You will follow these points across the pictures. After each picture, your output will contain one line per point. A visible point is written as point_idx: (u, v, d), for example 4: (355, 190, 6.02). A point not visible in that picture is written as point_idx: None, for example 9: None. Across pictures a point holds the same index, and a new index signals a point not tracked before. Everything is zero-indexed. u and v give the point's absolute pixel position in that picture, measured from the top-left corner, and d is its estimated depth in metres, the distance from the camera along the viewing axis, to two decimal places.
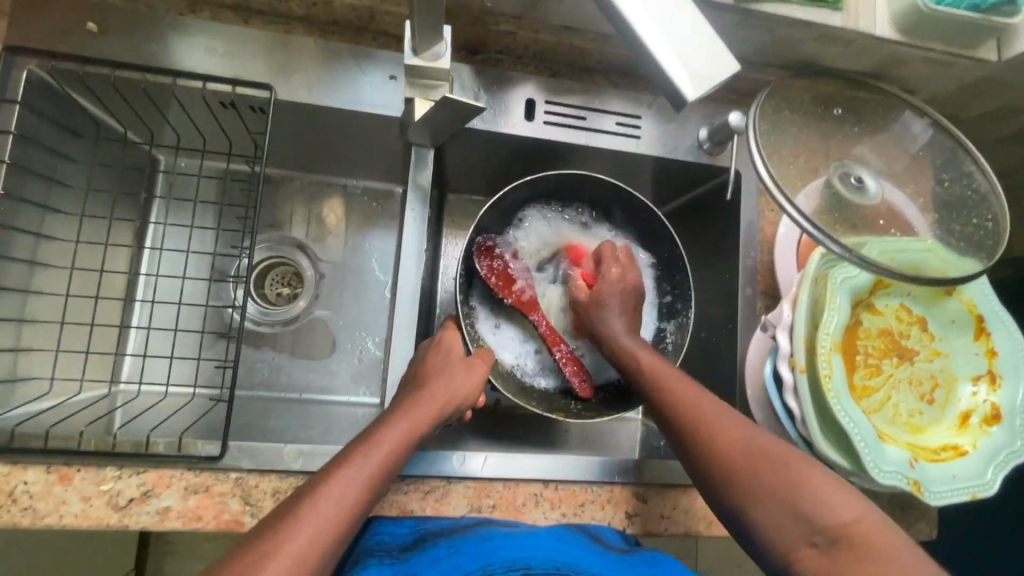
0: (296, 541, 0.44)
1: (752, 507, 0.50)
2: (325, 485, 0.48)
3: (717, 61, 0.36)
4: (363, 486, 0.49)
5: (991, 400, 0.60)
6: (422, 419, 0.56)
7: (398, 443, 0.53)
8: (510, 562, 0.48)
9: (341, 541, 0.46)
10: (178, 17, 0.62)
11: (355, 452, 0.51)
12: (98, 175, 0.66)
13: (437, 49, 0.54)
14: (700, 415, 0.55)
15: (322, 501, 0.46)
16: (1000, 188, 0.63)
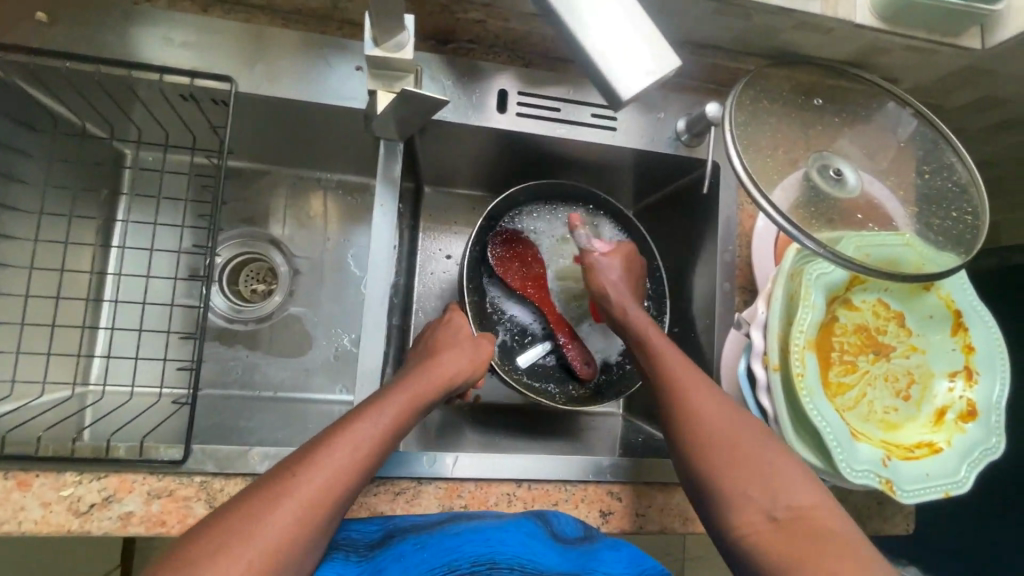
0: (313, 483, 0.45)
1: (712, 471, 0.51)
2: (343, 433, 0.49)
3: (658, 62, 0.41)
4: (379, 440, 0.50)
5: (968, 396, 0.59)
6: (433, 386, 0.58)
7: (412, 404, 0.55)
8: (475, 558, 0.50)
9: (350, 492, 0.47)
10: (134, 6, 0.60)
11: (370, 406, 0.52)
12: (56, 171, 0.64)
13: (399, 39, 0.52)
14: (685, 383, 0.56)
15: (341, 449, 0.47)
16: (980, 179, 0.63)
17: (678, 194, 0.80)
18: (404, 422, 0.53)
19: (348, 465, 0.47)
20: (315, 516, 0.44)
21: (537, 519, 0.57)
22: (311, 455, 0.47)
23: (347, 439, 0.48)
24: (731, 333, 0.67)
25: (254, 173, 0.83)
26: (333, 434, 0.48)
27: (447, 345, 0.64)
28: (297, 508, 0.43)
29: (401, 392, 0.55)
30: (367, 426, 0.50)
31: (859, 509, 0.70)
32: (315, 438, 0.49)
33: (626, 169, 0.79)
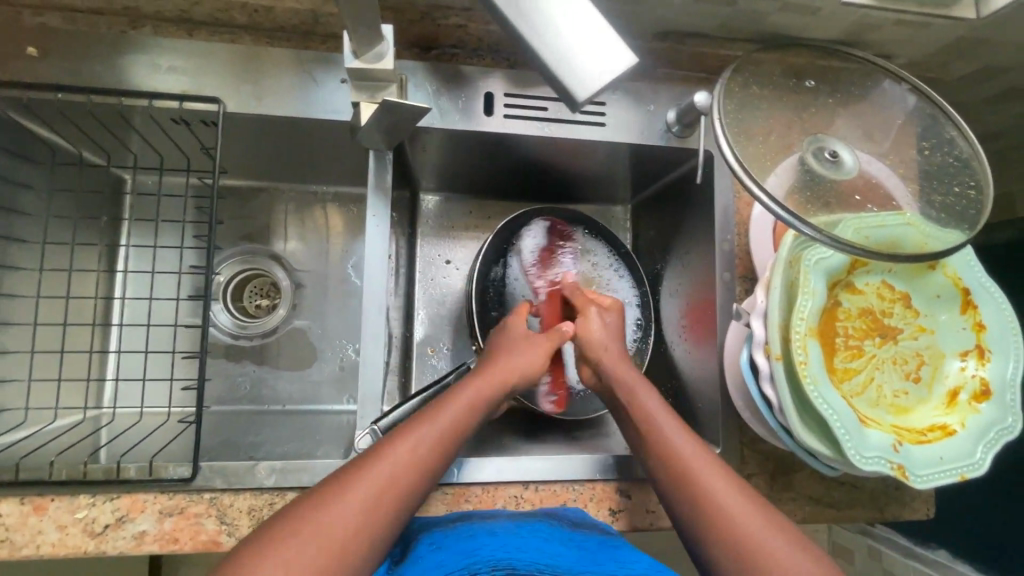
0: (362, 501, 0.44)
1: (714, 523, 0.49)
2: (395, 449, 0.48)
3: (612, 56, 0.36)
4: (431, 456, 0.49)
5: (980, 375, 0.58)
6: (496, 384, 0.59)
7: (477, 404, 0.55)
8: (494, 561, 0.47)
9: (420, 486, 0.48)
10: (120, 34, 0.61)
11: (425, 418, 0.51)
12: (57, 202, 0.65)
13: (379, 49, 0.52)
14: (682, 444, 0.54)
15: (392, 465, 0.47)
16: (983, 153, 0.61)
17: (676, 184, 0.79)
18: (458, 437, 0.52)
19: (399, 482, 0.46)
20: (364, 537, 0.43)
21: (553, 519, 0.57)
22: (362, 473, 0.46)
23: (396, 456, 0.47)
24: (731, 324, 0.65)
25: (251, 191, 0.84)
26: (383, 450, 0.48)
27: (511, 347, 0.64)
28: (347, 527, 0.42)
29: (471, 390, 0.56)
30: (420, 438, 0.49)
31: (877, 496, 0.69)
32: (364, 455, 0.48)
33: (621, 164, 0.78)
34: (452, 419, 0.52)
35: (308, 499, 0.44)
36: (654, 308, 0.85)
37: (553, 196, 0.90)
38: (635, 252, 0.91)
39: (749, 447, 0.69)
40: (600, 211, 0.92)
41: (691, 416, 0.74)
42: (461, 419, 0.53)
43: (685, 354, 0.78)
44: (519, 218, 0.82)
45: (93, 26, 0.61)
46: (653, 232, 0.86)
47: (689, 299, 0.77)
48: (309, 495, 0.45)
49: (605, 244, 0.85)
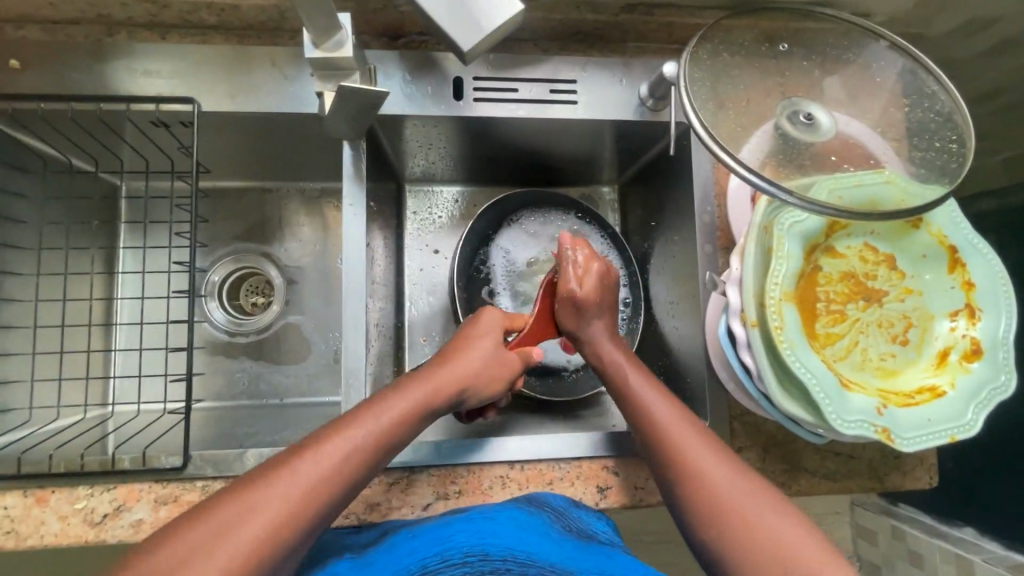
0: (239, 538, 0.41)
1: (682, 478, 0.51)
2: (288, 472, 0.44)
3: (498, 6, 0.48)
4: (330, 481, 0.45)
5: (971, 334, 0.56)
6: (442, 392, 0.54)
7: (409, 413, 0.51)
8: (467, 549, 0.50)
9: (330, 501, 0.45)
10: (96, 43, 0.63)
11: (335, 432, 0.47)
12: (51, 209, 0.68)
13: (338, 38, 0.52)
14: (689, 446, 0.53)
15: (279, 493, 0.43)
16: (965, 106, 0.59)
17: (657, 160, 0.78)
18: (371, 455, 0.48)
19: (283, 513, 0.42)
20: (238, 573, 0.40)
21: (547, 506, 0.58)
22: (245, 499, 0.43)
23: (289, 481, 0.44)
24: (712, 296, 0.64)
25: (240, 191, 0.86)
26: (277, 465, 0.45)
27: (464, 345, 0.58)
28: (219, 567, 0.39)
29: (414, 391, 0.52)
30: (319, 459, 0.45)
31: (875, 465, 0.68)
32: (259, 469, 0.45)
33: (600, 143, 0.78)
34: (367, 433, 0.48)
35: (199, 513, 0.42)
36: (643, 287, 0.84)
37: (538, 180, 0.89)
38: (624, 232, 0.91)
39: (739, 420, 0.67)
40: (586, 193, 0.92)
41: (681, 392, 0.73)
42: (376, 432, 0.49)
43: (674, 330, 0.77)
44: (509, 199, 0.83)
45: (72, 37, 0.64)
46: (639, 210, 0.85)
47: (676, 275, 0.76)
48: (193, 516, 0.42)
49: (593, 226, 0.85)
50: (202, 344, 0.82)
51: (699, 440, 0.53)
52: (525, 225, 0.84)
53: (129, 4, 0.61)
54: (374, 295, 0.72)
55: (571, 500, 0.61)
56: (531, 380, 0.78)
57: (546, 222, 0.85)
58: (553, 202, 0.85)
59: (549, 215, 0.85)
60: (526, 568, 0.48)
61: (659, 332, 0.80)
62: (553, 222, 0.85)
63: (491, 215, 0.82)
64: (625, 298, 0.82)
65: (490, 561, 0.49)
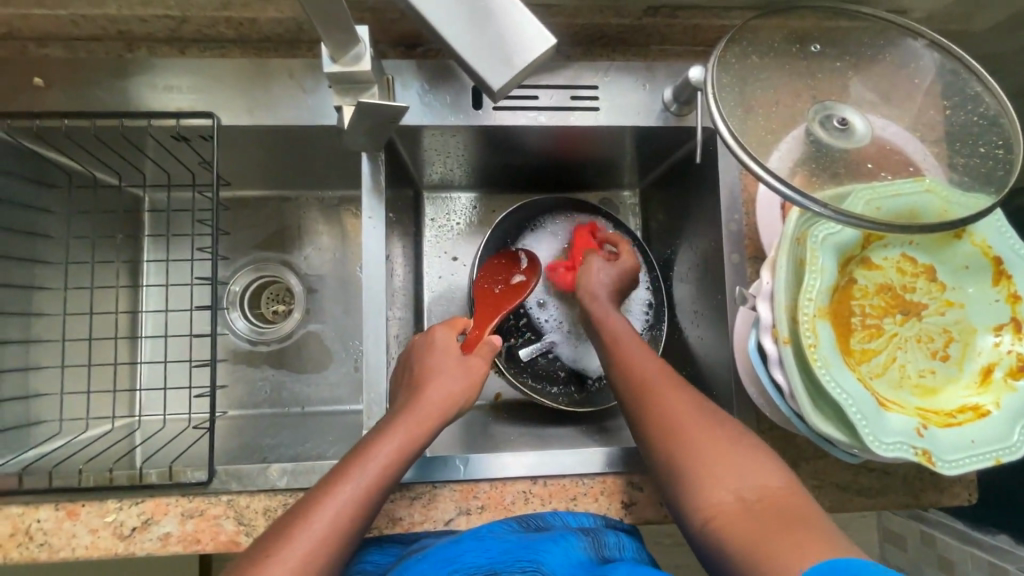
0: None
1: (651, 413, 0.54)
2: (308, 517, 0.46)
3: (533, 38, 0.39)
4: (350, 516, 0.47)
5: (1017, 350, 0.53)
6: (428, 421, 0.55)
7: (401, 452, 0.52)
8: (474, 568, 0.49)
9: (338, 552, 0.46)
10: (116, 59, 0.63)
11: (347, 473, 0.49)
12: (77, 224, 0.69)
13: (356, 51, 0.52)
14: (656, 384, 0.56)
15: (302, 540, 0.44)
16: (1012, 108, 0.56)
17: (681, 165, 0.76)
18: (383, 483, 0.50)
19: (309, 554, 0.44)
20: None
21: (569, 529, 0.56)
22: (270, 548, 0.44)
23: (310, 524, 0.45)
24: (739, 310, 0.62)
25: (259, 201, 0.86)
26: (297, 512, 0.46)
27: (440, 351, 0.61)
28: None
29: (399, 429, 0.53)
30: (336, 499, 0.47)
31: (910, 481, 0.65)
32: (282, 520, 0.47)
33: (621, 148, 0.76)
34: (376, 466, 0.50)
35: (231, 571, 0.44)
36: (665, 294, 0.82)
37: (556, 186, 0.88)
38: (645, 237, 0.89)
39: (768, 434, 0.66)
40: (607, 197, 0.90)
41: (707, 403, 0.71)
42: (385, 464, 0.50)
43: (699, 340, 0.75)
44: (528, 206, 0.81)
45: (92, 53, 0.64)
46: (662, 215, 0.83)
47: (701, 282, 0.74)
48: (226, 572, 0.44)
49: (614, 232, 0.83)
50: (225, 353, 0.83)
51: (663, 381, 0.56)
52: (546, 232, 0.83)
53: (148, 19, 0.61)
54: (393, 306, 0.72)
55: (599, 517, 0.60)
56: (552, 390, 0.78)
57: (566, 229, 0.83)
58: (575, 208, 0.83)
59: (569, 221, 0.83)
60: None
61: (683, 341, 0.79)
62: (573, 228, 0.83)
63: (512, 222, 0.81)
64: (647, 308, 0.81)
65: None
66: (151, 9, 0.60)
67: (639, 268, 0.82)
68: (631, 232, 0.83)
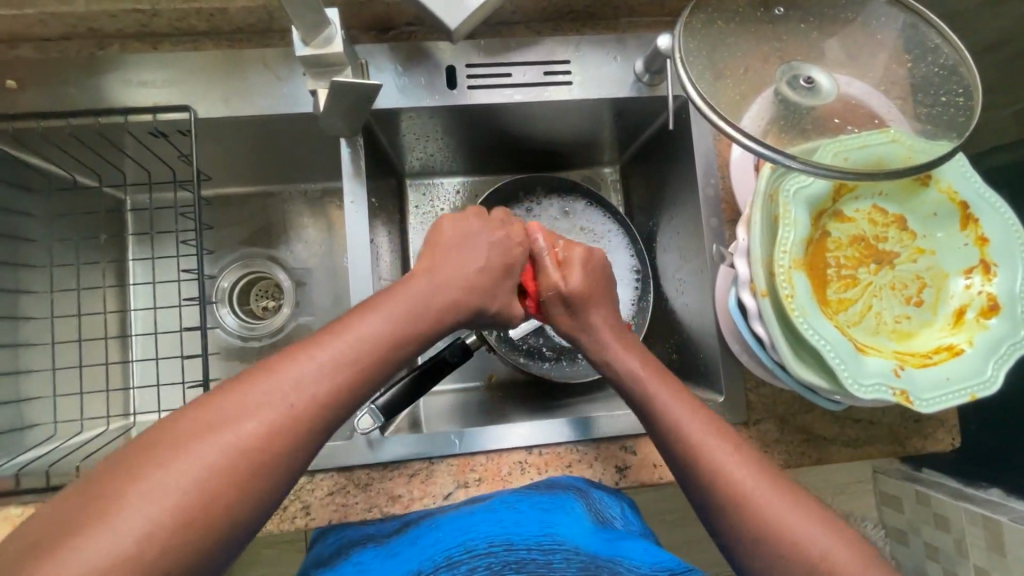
0: (211, 461, 0.38)
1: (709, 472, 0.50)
2: (271, 394, 0.41)
3: None
4: (304, 409, 0.42)
5: (987, 290, 0.54)
6: (423, 317, 0.49)
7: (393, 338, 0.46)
8: (492, 539, 0.52)
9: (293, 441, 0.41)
10: (89, 57, 0.63)
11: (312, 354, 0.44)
12: (60, 226, 0.69)
13: (326, 33, 0.52)
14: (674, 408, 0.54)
15: (257, 420, 0.40)
16: (971, 58, 0.58)
17: (657, 136, 0.77)
18: (355, 395, 0.44)
19: (262, 436, 0.40)
20: (214, 499, 0.37)
21: (570, 491, 0.58)
22: (220, 414, 0.40)
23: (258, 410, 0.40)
24: (720, 270, 0.64)
25: (243, 197, 0.86)
26: (246, 384, 0.42)
27: (469, 263, 0.53)
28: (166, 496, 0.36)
29: (388, 320, 0.47)
30: (281, 390, 0.42)
31: (895, 429, 0.67)
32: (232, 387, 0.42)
33: (598, 123, 0.77)
34: (351, 348, 0.44)
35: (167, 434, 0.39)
36: (651, 265, 0.83)
37: (536, 167, 0.88)
38: (628, 213, 0.90)
39: (755, 392, 0.67)
40: (588, 175, 0.91)
41: (695, 368, 0.73)
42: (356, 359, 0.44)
43: (685, 307, 0.76)
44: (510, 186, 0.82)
45: (64, 52, 0.64)
46: (643, 189, 0.84)
47: (684, 250, 0.75)
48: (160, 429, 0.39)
49: (595, 209, 0.84)
50: (217, 350, 0.83)
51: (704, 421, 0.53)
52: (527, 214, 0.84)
53: (118, 15, 0.61)
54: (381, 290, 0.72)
55: (592, 483, 0.62)
56: (544, 366, 0.79)
57: (548, 209, 0.85)
58: (555, 187, 0.85)
59: (549, 201, 0.85)
60: (550, 556, 0.50)
61: (670, 311, 0.80)
62: (554, 208, 0.85)
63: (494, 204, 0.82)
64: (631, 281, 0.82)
65: (514, 551, 0.51)
66: (122, 4, 0.60)
67: (622, 243, 0.83)
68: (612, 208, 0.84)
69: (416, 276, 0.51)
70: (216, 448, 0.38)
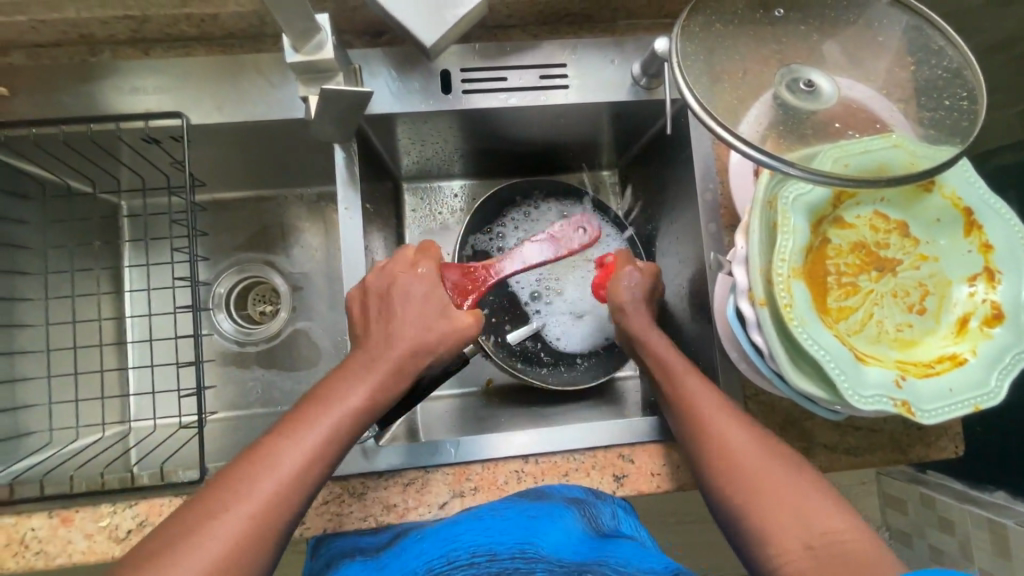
0: (216, 540, 0.43)
1: (720, 446, 0.53)
2: (267, 465, 0.46)
3: None
4: (298, 477, 0.47)
5: (991, 298, 0.53)
6: (395, 371, 0.52)
7: (368, 399, 0.51)
8: (474, 549, 0.53)
9: (292, 509, 0.46)
10: (80, 63, 0.63)
11: (297, 427, 0.48)
12: (54, 233, 0.69)
13: (317, 40, 0.51)
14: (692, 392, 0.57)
15: (253, 499, 0.45)
16: (975, 60, 0.56)
17: (656, 139, 0.76)
18: (339, 451, 0.49)
19: (258, 514, 0.45)
20: (228, 574, 0.43)
21: (566, 501, 0.58)
22: (218, 497, 0.45)
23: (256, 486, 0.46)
24: (718, 277, 0.63)
25: (239, 202, 0.86)
26: (241, 466, 0.46)
27: (407, 309, 0.55)
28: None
29: (362, 382, 0.51)
30: (274, 464, 0.46)
31: (898, 436, 0.66)
32: (233, 467, 0.47)
33: (595, 126, 0.76)
34: (333, 416, 0.49)
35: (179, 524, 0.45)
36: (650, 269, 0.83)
37: (534, 170, 0.88)
38: (627, 216, 0.89)
39: (755, 400, 0.66)
40: (586, 178, 0.90)
41: None
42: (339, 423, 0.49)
43: (684, 312, 0.75)
44: (507, 190, 0.82)
45: (56, 59, 0.64)
46: (641, 192, 0.83)
47: (684, 255, 0.74)
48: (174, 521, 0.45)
49: (593, 212, 0.83)
50: (214, 356, 0.83)
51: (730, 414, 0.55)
52: (524, 218, 0.84)
53: (109, 21, 0.61)
54: None
55: (590, 491, 0.61)
56: (542, 371, 0.78)
57: (545, 213, 0.84)
58: (552, 192, 0.84)
59: (547, 205, 0.84)
60: (532, 564, 0.52)
61: (669, 316, 0.79)
62: (552, 212, 0.84)
63: (490, 208, 0.82)
64: None
65: (497, 561, 0.52)
66: (112, 10, 0.60)
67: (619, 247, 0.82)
68: (610, 212, 0.83)
69: (381, 324, 0.54)
70: (222, 527, 0.44)
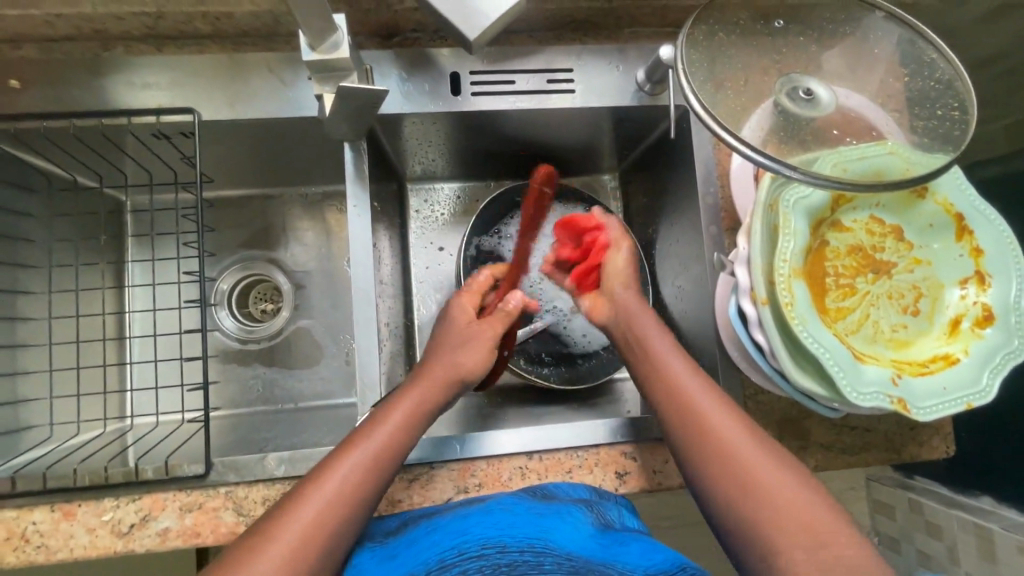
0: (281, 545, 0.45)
1: (704, 436, 0.53)
2: (327, 472, 0.50)
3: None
4: (357, 481, 0.51)
5: (982, 300, 0.55)
6: (435, 389, 0.61)
7: (413, 410, 0.57)
8: (484, 540, 0.50)
9: (348, 517, 0.49)
10: (93, 58, 0.63)
11: (358, 438, 0.54)
12: (60, 226, 0.69)
13: (333, 40, 0.53)
14: (675, 381, 0.58)
15: (311, 506, 0.48)
16: (966, 73, 0.58)
17: (657, 144, 0.78)
18: (390, 462, 0.53)
19: (314, 519, 0.47)
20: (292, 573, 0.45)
21: (573, 501, 0.57)
22: (280, 510, 0.48)
23: (320, 488, 0.49)
24: (720, 276, 0.65)
25: (243, 199, 0.86)
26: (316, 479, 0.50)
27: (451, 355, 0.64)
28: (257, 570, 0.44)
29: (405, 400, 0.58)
30: (339, 471, 0.50)
31: (891, 436, 0.68)
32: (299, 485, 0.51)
33: (598, 131, 0.78)
34: (389, 427, 0.55)
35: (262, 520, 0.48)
36: (650, 272, 0.84)
37: (538, 173, 0.89)
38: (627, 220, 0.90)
39: (753, 399, 0.67)
40: (588, 182, 0.91)
41: None
42: (392, 438, 0.54)
43: (684, 314, 0.77)
44: (511, 191, 0.83)
45: (68, 54, 0.64)
46: (642, 197, 0.85)
47: (684, 258, 0.76)
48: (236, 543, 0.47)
49: None
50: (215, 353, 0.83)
51: (709, 394, 0.56)
52: None
53: (123, 17, 0.61)
54: (382, 294, 0.72)
55: (595, 490, 0.61)
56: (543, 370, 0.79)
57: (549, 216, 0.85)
58: (557, 195, 0.85)
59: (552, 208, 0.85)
60: (542, 558, 0.49)
61: (669, 319, 0.80)
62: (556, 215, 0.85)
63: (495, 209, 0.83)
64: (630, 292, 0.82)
65: (507, 553, 0.49)
66: (128, 7, 0.61)
67: None
68: None
69: (432, 368, 0.62)
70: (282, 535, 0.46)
